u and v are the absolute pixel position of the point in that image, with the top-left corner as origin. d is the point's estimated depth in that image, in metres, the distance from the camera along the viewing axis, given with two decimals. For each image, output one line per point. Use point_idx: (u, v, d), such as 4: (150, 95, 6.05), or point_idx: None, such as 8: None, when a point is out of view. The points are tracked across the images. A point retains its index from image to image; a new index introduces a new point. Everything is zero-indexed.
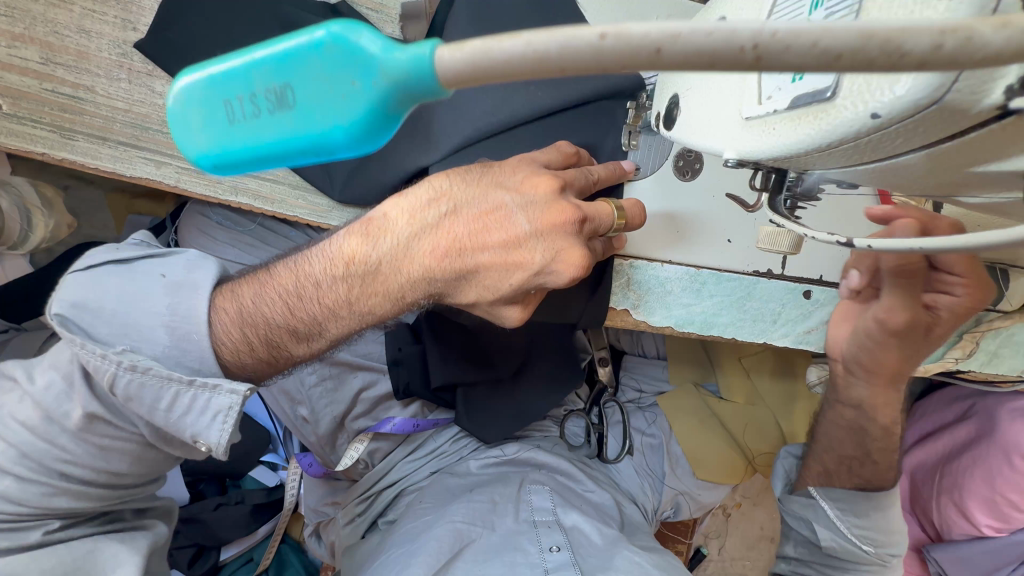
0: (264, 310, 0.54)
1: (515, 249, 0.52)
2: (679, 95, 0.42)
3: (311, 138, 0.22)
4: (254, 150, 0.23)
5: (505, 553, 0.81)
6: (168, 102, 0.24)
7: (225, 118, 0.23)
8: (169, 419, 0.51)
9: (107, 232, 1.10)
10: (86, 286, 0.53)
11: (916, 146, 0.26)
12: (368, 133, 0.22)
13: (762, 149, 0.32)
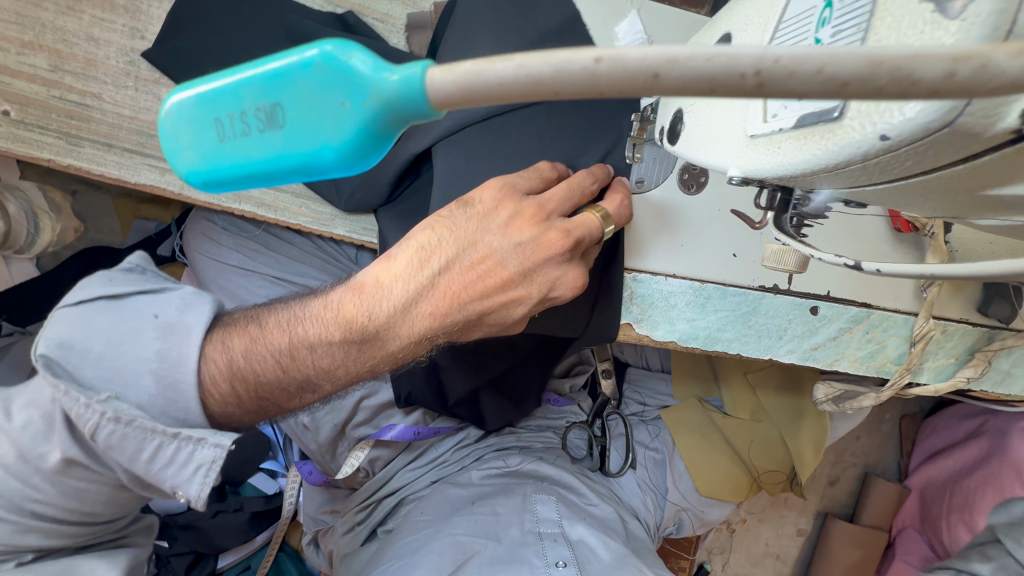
0: (258, 367, 0.53)
1: (513, 288, 0.53)
2: (684, 111, 0.42)
3: (296, 157, 0.21)
4: (240, 167, 0.23)
5: (511, 565, 0.79)
6: (160, 118, 0.24)
7: (216, 136, 0.23)
8: (150, 474, 0.49)
9: (113, 237, 1.11)
10: (74, 325, 0.50)
11: (927, 170, 0.26)
12: (358, 154, 0.21)
13: (767, 168, 0.31)
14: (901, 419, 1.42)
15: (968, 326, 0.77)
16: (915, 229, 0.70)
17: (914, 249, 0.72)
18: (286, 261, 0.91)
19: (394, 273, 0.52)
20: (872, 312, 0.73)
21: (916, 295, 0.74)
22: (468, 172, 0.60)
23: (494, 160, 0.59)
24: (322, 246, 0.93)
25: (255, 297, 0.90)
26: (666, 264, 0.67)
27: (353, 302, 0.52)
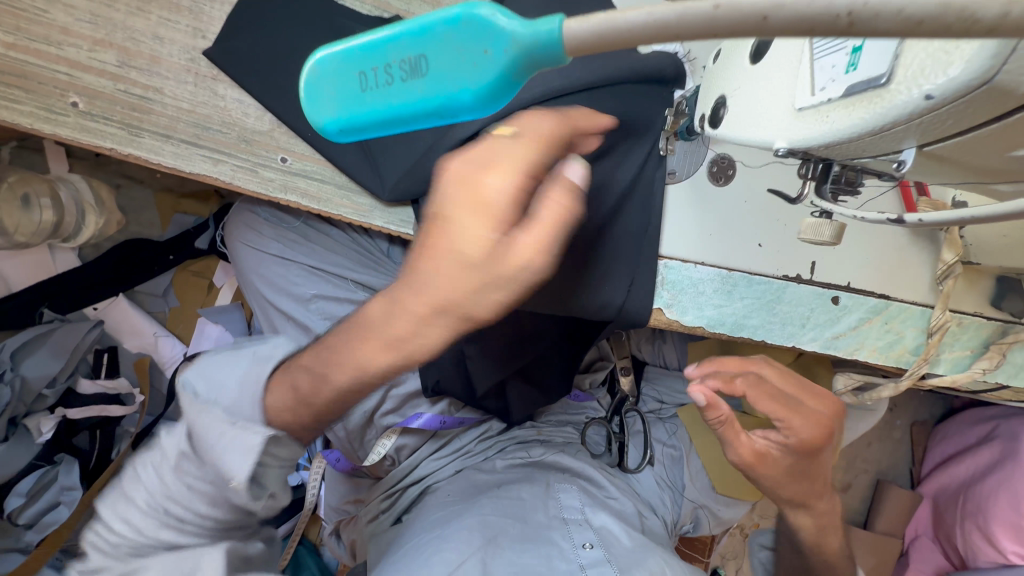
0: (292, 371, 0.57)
1: (436, 225, 0.45)
2: (725, 96, 0.46)
3: (433, 100, 0.29)
4: (379, 110, 0.31)
5: (541, 545, 0.83)
6: (309, 76, 0.33)
7: (357, 86, 0.32)
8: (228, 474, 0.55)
9: (152, 230, 1.13)
10: None
11: (966, 128, 0.29)
12: (493, 94, 0.28)
13: (817, 135, 0.35)
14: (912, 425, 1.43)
15: (982, 320, 0.80)
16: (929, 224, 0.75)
17: (929, 242, 0.76)
18: (321, 251, 0.95)
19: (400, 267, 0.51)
20: (890, 303, 0.76)
21: (932, 287, 0.77)
22: None
23: None
24: (356, 238, 0.98)
25: (292, 285, 0.94)
26: (695, 251, 0.70)
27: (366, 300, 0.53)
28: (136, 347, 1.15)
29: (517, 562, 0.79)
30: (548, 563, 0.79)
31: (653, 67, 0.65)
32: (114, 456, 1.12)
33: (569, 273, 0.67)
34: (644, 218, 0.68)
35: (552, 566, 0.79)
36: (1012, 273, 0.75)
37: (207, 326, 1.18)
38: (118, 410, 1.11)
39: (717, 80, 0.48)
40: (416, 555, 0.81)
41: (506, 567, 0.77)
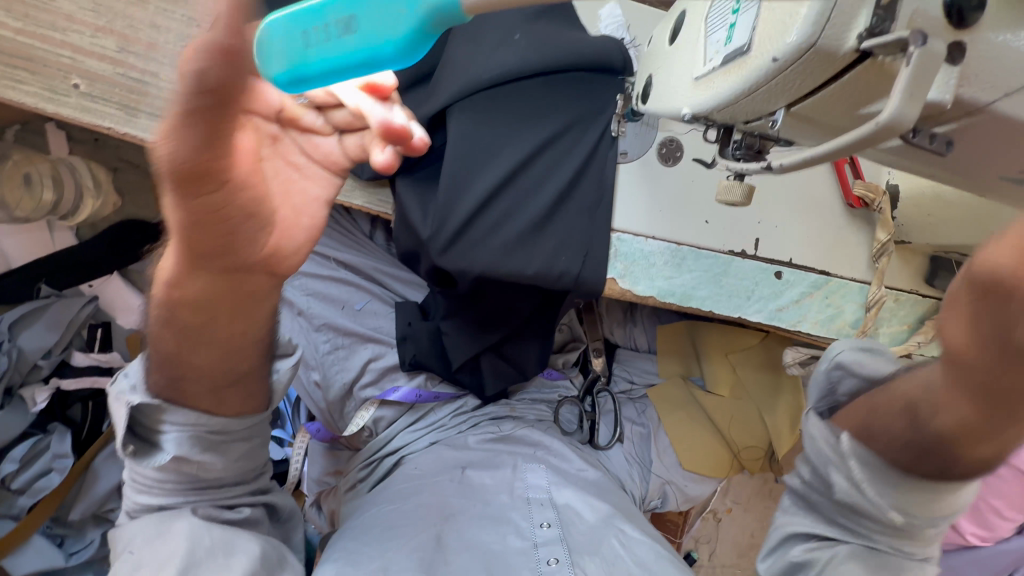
0: (151, 327, 0.63)
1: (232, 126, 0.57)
2: (652, 75, 0.52)
3: (364, 52, 0.39)
4: (318, 62, 0.40)
5: (497, 524, 0.89)
6: (263, 38, 0.41)
7: (302, 44, 0.40)
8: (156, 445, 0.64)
9: (148, 212, 1.18)
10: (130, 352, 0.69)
11: (815, 85, 0.35)
12: (409, 46, 0.38)
13: (708, 99, 0.41)
14: None
15: (918, 297, 0.86)
16: (865, 206, 0.81)
17: (865, 223, 0.82)
18: None
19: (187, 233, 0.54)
20: (830, 279, 0.83)
21: (870, 265, 0.84)
22: (477, 137, 0.70)
23: (497, 130, 0.70)
24: (340, 218, 1.11)
25: None
26: (646, 226, 0.76)
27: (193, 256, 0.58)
28: (129, 324, 1.19)
29: (474, 539, 0.85)
30: (501, 543, 0.85)
31: (605, 55, 0.71)
32: (105, 427, 1.17)
33: (528, 245, 0.72)
34: (596, 193, 0.73)
35: (505, 545, 0.85)
36: (943, 251, 0.82)
37: None
38: (110, 381, 1.17)
39: (648, 62, 0.54)
40: (379, 525, 0.86)
41: (463, 547, 0.83)
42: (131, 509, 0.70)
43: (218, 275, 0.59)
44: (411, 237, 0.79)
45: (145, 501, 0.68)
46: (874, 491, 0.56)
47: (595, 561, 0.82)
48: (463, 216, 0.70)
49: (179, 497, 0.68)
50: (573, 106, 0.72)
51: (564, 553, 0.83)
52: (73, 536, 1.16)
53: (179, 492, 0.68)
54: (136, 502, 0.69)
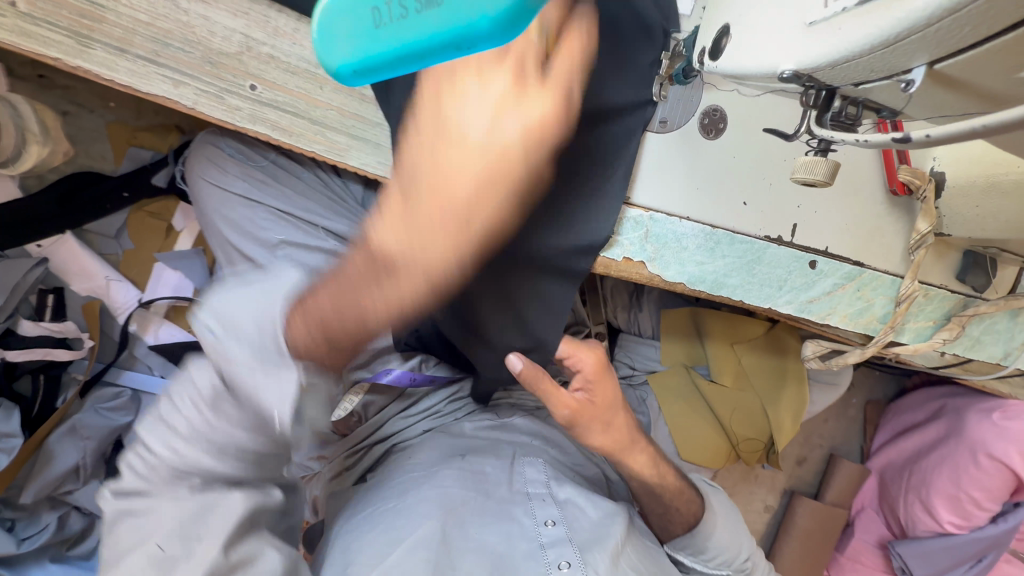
0: (341, 291, 0.49)
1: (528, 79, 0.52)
2: (729, 23, 0.43)
3: (453, 30, 0.31)
4: (393, 48, 0.33)
5: (503, 520, 0.81)
6: (319, 20, 0.34)
7: (371, 23, 0.33)
8: (254, 399, 0.49)
9: (104, 164, 1.07)
10: (230, 303, 0.51)
11: (982, 37, 0.28)
12: (509, 23, 0.30)
13: (826, 49, 0.33)
14: (867, 404, 1.50)
15: (947, 292, 0.83)
16: (908, 193, 0.76)
17: (905, 212, 0.78)
18: (293, 195, 0.93)
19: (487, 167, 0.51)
20: (864, 270, 0.78)
21: (904, 256, 0.79)
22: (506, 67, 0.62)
23: None
24: (330, 183, 0.96)
25: (258, 229, 0.92)
26: (682, 205, 0.69)
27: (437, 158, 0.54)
28: (86, 290, 1.08)
29: (477, 539, 0.78)
30: (508, 542, 0.79)
31: (640, 16, 0.64)
32: (61, 404, 1.04)
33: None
34: (594, 163, 0.65)
35: (511, 546, 0.78)
36: (981, 245, 0.78)
37: (164, 272, 1.12)
38: (65, 354, 1.03)
39: (722, 9, 0.45)
40: (371, 529, 0.79)
41: (467, 545, 0.77)
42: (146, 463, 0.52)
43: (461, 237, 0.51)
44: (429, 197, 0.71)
45: (186, 458, 0.51)
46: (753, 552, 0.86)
47: (606, 559, 0.78)
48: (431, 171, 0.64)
49: (212, 491, 0.52)
50: (611, 48, 0.64)
51: (576, 556, 0.78)
52: (25, 518, 1.04)
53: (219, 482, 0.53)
54: (168, 458, 0.51)
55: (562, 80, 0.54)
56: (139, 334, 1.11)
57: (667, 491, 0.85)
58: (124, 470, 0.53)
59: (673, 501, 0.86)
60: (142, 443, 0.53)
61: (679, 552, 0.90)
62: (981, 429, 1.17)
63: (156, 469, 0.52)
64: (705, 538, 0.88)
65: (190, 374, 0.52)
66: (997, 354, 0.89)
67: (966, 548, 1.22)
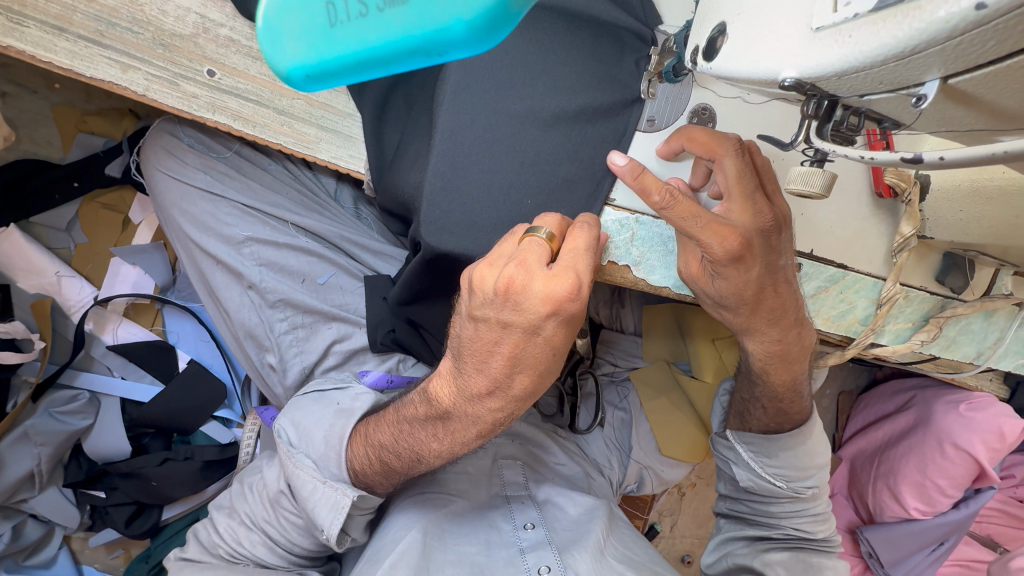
0: (393, 432, 0.64)
1: (523, 250, 0.49)
2: (725, 23, 0.40)
3: (422, 32, 0.27)
4: (353, 49, 0.28)
5: (480, 530, 0.78)
6: (263, 15, 0.29)
7: (326, 21, 0.29)
8: (313, 509, 0.67)
9: (51, 150, 0.99)
10: (298, 410, 0.76)
11: (1005, 51, 0.26)
12: (488, 25, 0.26)
13: (832, 58, 0.30)
14: (839, 395, 1.48)
15: (926, 294, 0.83)
16: (893, 195, 0.75)
17: (889, 214, 0.77)
18: (260, 189, 0.88)
19: (514, 304, 0.48)
20: (847, 273, 0.78)
21: (886, 259, 0.78)
22: (486, 73, 0.61)
23: (497, 79, 0.61)
24: (299, 176, 0.92)
25: (222, 224, 0.86)
26: None
27: (733, 167, 0.57)
28: (35, 287, 1.01)
29: (454, 551, 0.73)
30: (486, 551, 0.74)
31: (620, 13, 0.62)
32: (10, 408, 0.97)
33: (449, 188, 0.61)
34: (589, 162, 0.63)
35: (489, 555, 0.74)
36: (961, 248, 0.79)
37: (122, 267, 1.06)
38: (13, 357, 0.94)
39: (716, 8, 0.42)
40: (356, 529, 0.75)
41: (446, 556, 0.72)
42: (215, 539, 0.76)
43: (521, 366, 0.52)
44: (406, 194, 0.68)
45: (247, 549, 0.74)
46: (758, 464, 0.77)
47: (587, 558, 0.73)
48: (414, 171, 0.66)
49: (279, 556, 0.74)
50: (593, 52, 0.62)
51: (555, 559, 0.73)
52: None
53: (281, 554, 0.74)
54: (236, 544, 0.74)
55: (570, 271, 0.48)
56: (96, 333, 1.05)
57: (772, 389, 0.73)
58: (200, 539, 0.78)
59: (769, 400, 0.74)
60: (227, 519, 0.77)
61: (741, 443, 0.79)
62: (949, 420, 1.16)
63: (235, 536, 0.75)
64: (783, 446, 0.75)
65: (268, 469, 0.76)
66: (971, 355, 0.90)
67: (929, 534, 1.20)
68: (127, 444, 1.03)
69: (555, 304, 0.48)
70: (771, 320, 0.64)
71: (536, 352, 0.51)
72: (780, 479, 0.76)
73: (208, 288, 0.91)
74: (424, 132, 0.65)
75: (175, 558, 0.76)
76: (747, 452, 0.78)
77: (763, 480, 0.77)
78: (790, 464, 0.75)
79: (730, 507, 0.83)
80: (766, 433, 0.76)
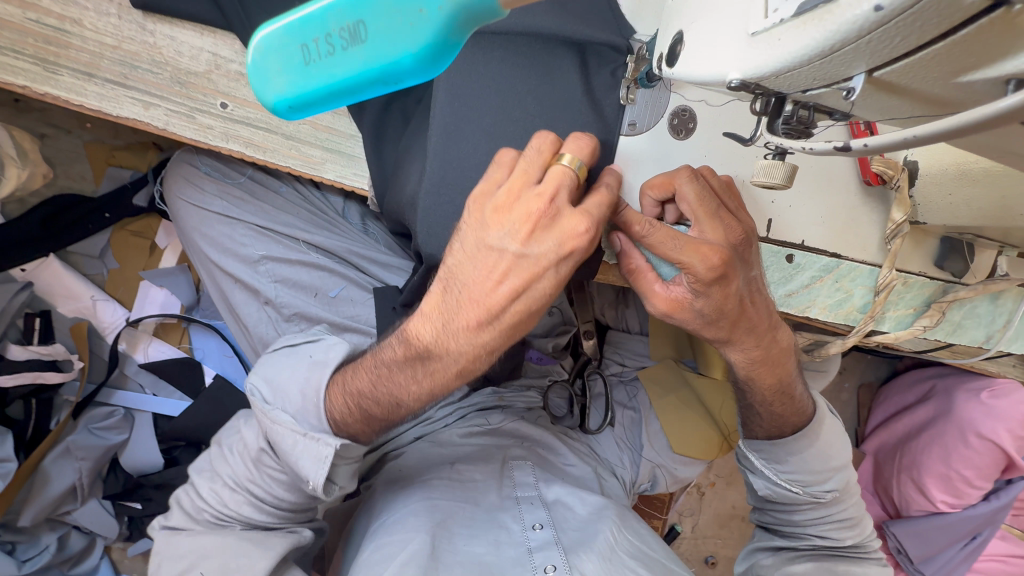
0: (373, 375, 0.64)
1: (548, 186, 0.53)
2: (682, 31, 0.43)
3: (379, 64, 0.30)
4: (325, 83, 0.32)
5: (490, 530, 0.80)
6: (250, 56, 0.33)
7: (301, 59, 0.32)
8: (296, 463, 0.65)
9: (84, 184, 1.07)
10: (269, 365, 0.73)
11: (911, 47, 0.28)
12: (434, 57, 0.30)
13: (769, 59, 0.33)
14: (859, 387, 1.46)
15: (926, 279, 0.83)
16: (882, 182, 0.76)
17: (880, 202, 0.78)
18: (272, 210, 0.94)
19: (536, 237, 0.53)
20: (841, 262, 0.78)
21: (881, 246, 0.79)
22: (470, 91, 0.65)
23: (483, 96, 0.65)
24: (309, 197, 0.97)
25: (239, 245, 0.92)
26: None
27: (692, 192, 0.58)
28: (73, 311, 1.09)
29: (464, 552, 0.76)
30: (495, 552, 0.77)
31: (599, 26, 0.65)
32: (54, 425, 1.04)
33: (444, 203, 0.66)
34: None
35: (500, 554, 0.77)
36: (957, 232, 0.79)
37: (151, 290, 1.13)
38: (55, 375, 1.03)
39: (676, 15, 0.45)
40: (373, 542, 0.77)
41: (456, 557, 0.74)
42: (200, 504, 0.73)
43: (520, 300, 0.55)
44: (405, 210, 0.73)
45: (232, 510, 0.71)
46: (771, 472, 0.77)
47: (594, 558, 0.76)
48: (411, 189, 0.70)
49: (265, 514, 0.72)
50: (575, 66, 0.65)
51: (562, 558, 0.76)
52: (25, 541, 1.03)
53: (267, 511, 0.72)
54: (221, 506, 0.72)
55: (590, 215, 0.54)
56: (129, 353, 1.12)
57: (762, 395, 0.72)
58: (184, 506, 0.74)
59: (762, 406, 0.74)
60: (209, 481, 0.74)
61: (752, 451, 0.78)
62: (971, 409, 1.13)
63: (218, 497, 0.72)
64: (792, 450, 0.75)
65: (247, 428, 0.73)
66: (979, 338, 0.90)
67: (957, 529, 1.18)
68: (160, 456, 1.10)
69: (573, 245, 0.54)
70: (750, 329, 0.65)
71: (541, 290, 0.56)
72: (796, 485, 0.76)
73: (228, 305, 0.96)
74: (420, 150, 0.70)
75: (158, 527, 0.74)
76: (758, 463, 0.78)
77: (778, 487, 0.77)
78: (804, 468, 0.75)
79: (761, 520, 0.84)
80: (771, 438, 0.76)
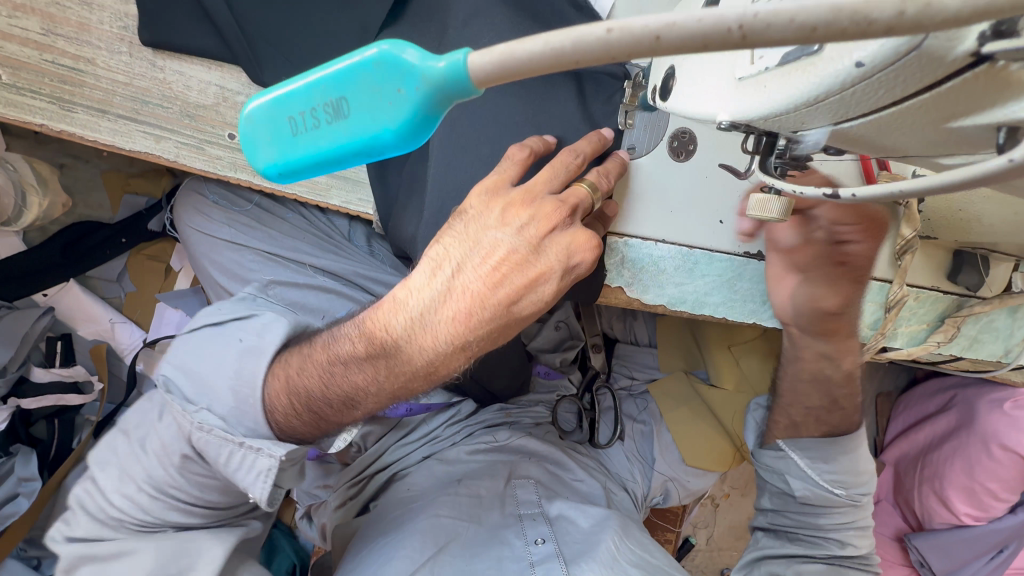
0: (325, 372, 0.63)
1: (567, 195, 0.56)
2: (675, 67, 0.43)
3: (360, 138, 0.31)
4: (311, 153, 0.33)
5: (492, 547, 0.81)
6: (242, 125, 0.34)
7: (289, 130, 0.33)
8: (233, 472, 0.65)
9: (102, 212, 1.10)
10: (189, 353, 0.70)
11: (895, 98, 0.28)
12: (412, 132, 0.30)
13: (756, 107, 0.33)
14: (877, 397, 1.42)
15: (939, 294, 0.81)
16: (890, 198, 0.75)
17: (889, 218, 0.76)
18: (278, 236, 0.95)
19: (549, 242, 0.55)
20: None
21: (891, 261, 0.77)
22: (468, 120, 0.65)
23: (482, 124, 0.65)
24: (315, 221, 0.99)
25: (246, 271, 0.94)
26: (655, 228, 0.68)
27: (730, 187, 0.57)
28: (92, 334, 1.12)
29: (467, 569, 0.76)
30: (498, 568, 0.77)
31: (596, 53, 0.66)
32: (76, 444, 1.07)
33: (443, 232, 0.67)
34: None
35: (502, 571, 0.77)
36: (969, 246, 0.76)
37: (166, 311, 1.15)
38: (76, 398, 1.08)
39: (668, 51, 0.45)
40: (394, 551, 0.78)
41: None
42: (114, 512, 0.69)
43: (520, 300, 0.56)
44: (409, 236, 0.73)
45: (157, 516, 0.69)
46: (816, 470, 0.76)
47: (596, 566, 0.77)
48: (413, 218, 0.71)
49: (193, 516, 0.72)
50: (575, 94, 0.66)
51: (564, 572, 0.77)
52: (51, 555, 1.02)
53: (195, 511, 0.71)
54: (141, 512, 0.69)
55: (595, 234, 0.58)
56: (146, 372, 1.15)
57: None
58: (90, 511, 0.70)
59: None
60: (121, 488, 0.70)
61: (795, 450, 0.77)
62: (994, 419, 1.09)
63: (133, 504, 0.69)
64: (843, 450, 0.75)
65: (166, 430, 0.70)
66: (997, 352, 0.88)
67: (983, 540, 1.14)
68: None
69: (589, 255, 0.57)
70: None
71: (547, 292, 0.57)
72: (838, 486, 0.75)
73: None
74: (420, 178, 0.70)
75: (62, 540, 0.69)
76: (802, 459, 0.76)
77: (820, 487, 0.76)
78: (847, 470, 0.75)
79: (771, 521, 0.82)
80: (825, 437, 0.75)
